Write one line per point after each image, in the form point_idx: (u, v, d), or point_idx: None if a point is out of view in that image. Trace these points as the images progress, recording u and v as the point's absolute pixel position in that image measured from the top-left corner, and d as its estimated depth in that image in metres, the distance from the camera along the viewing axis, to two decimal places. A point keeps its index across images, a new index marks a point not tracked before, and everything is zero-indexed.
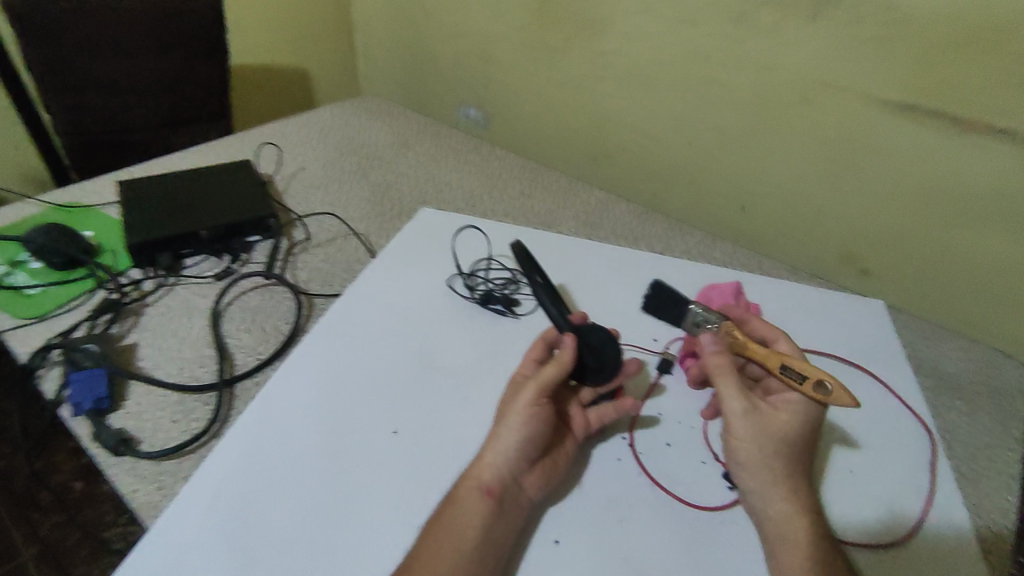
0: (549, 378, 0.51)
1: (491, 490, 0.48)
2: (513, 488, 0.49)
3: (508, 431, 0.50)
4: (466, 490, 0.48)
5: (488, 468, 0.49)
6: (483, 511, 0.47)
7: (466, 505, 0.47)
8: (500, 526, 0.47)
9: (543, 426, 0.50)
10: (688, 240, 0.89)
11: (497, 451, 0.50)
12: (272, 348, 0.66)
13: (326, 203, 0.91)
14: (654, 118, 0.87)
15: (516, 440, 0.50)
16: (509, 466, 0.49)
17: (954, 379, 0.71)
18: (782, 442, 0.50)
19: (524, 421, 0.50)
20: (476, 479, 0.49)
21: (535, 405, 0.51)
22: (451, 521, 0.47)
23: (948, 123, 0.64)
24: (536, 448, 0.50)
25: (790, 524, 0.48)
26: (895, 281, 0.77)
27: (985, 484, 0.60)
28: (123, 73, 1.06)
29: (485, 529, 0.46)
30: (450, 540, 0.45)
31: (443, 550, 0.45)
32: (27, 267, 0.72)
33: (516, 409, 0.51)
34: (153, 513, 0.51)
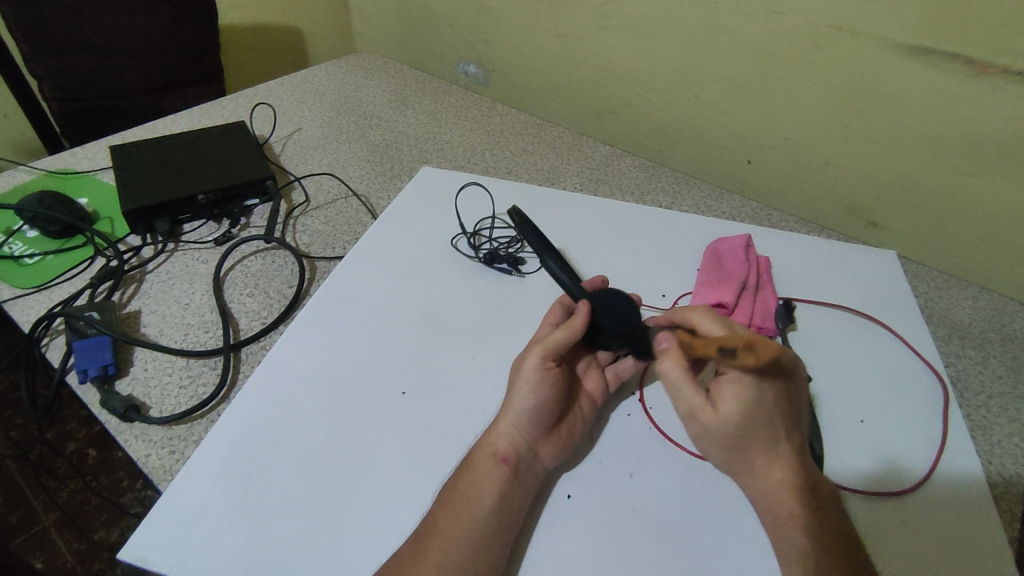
0: (557, 343, 0.51)
1: (507, 458, 0.48)
2: (529, 455, 0.49)
3: (518, 398, 0.50)
4: (481, 459, 0.48)
5: (502, 437, 0.49)
6: (500, 479, 0.47)
7: (482, 472, 0.47)
8: (517, 493, 0.47)
9: (552, 391, 0.50)
10: (695, 194, 0.88)
11: (511, 419, 0.49)
12: (276, 312, 0.65)
13: (324, 164, 0.89)
14: (659, 70, 0.84)
15: (528, 405, 0.49)
16: (523, 433, 0.49)
17: (965, 329, 0.70)
18: (732, 429, 0.46)
19: (534, 386, 0.50)
20: (491, 447, 0.49)
21: (543, 369, 0.50)
22: (468, 489, 0.46)
23: (962, 66, 0.62)
24: (549, 413, 0.50)
25: (781, 499, 0.45)
26: (907, 232, 0.76)
27: (997, 431, 0.59)
28: (108, 35, 1.02)
29: (502, 496, 0.46)
30: (466, 507, 0.45)
31: (454, 518, 0.45)
32: (24, 236, 0.71)
33: (524, 375, 0.50)
34: (165, 477, 0.51)
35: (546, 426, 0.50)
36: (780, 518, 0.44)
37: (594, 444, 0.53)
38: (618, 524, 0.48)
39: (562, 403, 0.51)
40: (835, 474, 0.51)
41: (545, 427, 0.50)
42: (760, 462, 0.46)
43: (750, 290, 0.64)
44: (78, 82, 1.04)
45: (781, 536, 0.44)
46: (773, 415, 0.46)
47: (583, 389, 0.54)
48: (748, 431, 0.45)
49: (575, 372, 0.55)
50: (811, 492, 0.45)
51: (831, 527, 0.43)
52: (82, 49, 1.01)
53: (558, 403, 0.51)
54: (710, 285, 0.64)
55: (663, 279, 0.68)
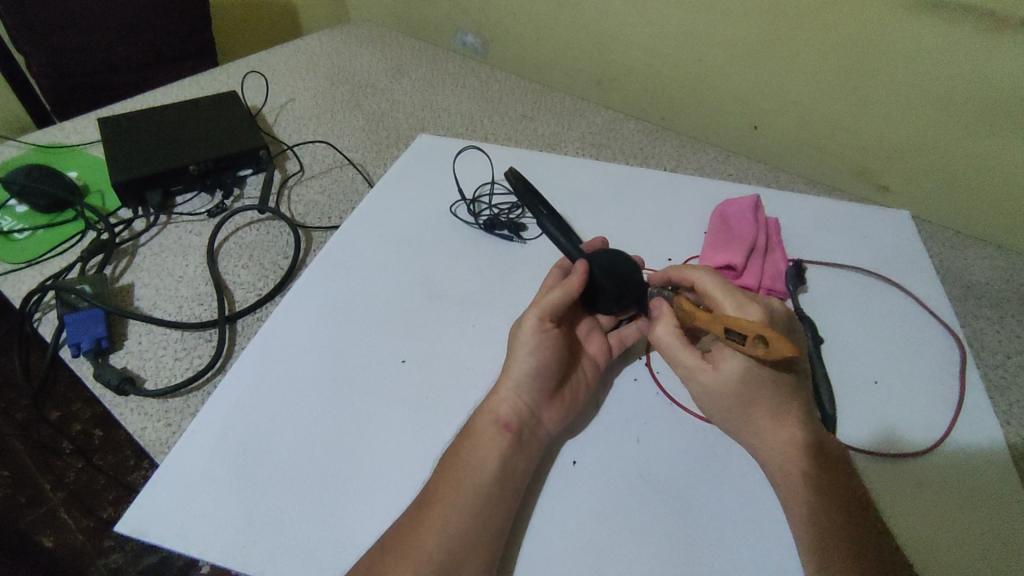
0: (554, 301, 0.50)
1: (509, 424, 0.46)
2: (531, 420, 0.48)
3: (518, 361, 0.49)
4: (482, 425, 0.47)
5: (504, 402, 0.48)
6: (502, 445, 0.45)
7: (484, 439, 0.46)
8: (520, 458, 0.46)
9: (553, 354, 0.49)
10: (701, 157, 0.86)
11: (511, 384, 0.48)
12: (272, 283, 0.64)
13: (319, 134, 0.87)
14: (661, 33, 0.81)
15: (527, 368, 0.48)
16: (524, 398, 0.48)
17: (981, 289, 0.68)
18: (732, 387, 0.46)
19: (534, 349, 0.49)
20: (492, 413, 0.47)
21: (542, 331, 0.49)
22: (469, 456, 0.45)
23: (979, 20, 0.59)
24: (550, 377, 0.49)
25: (790, 459, 0.44)
26: (920, 192, 0.74)
27: (1016, 391, 0.58)
28: (93, 8, 0.99)
29: (505, 463, 0.45)
30: (468, 473, 0.44)
31: (456, 483, 0.44)
32: (13, 211, 0.69)
33: (522, 338, 0.49)
34: (162, 449, 0.50)
35: (548, 391, 0.49)
36: (787, 478, 0.44)
37: (599, 409, 0.52)
38: (625, 489, 0.46)
39: (563, 367, 0.50)
40: (847, 436, 0.50)
41: (547, 392, 0.49)
42: (765, 421, 0.46)
43: (759, 252, 0.62)
44: (65, 57, 1.01)
45: (789, 497, 0.44)
46: (778, 373, 0.46)
47: (585, 352, 0.53)
48: (750, 391, 0.46)
49: (577, 336, 0.54)
50: (819, 453, 0.44)
51: (839, 489, 0.43)
52: (67, 23, 0.98)
53: (558, 366, 0.49)
54: (717, 248, 0.62)
55: (667, 243, 0.67)
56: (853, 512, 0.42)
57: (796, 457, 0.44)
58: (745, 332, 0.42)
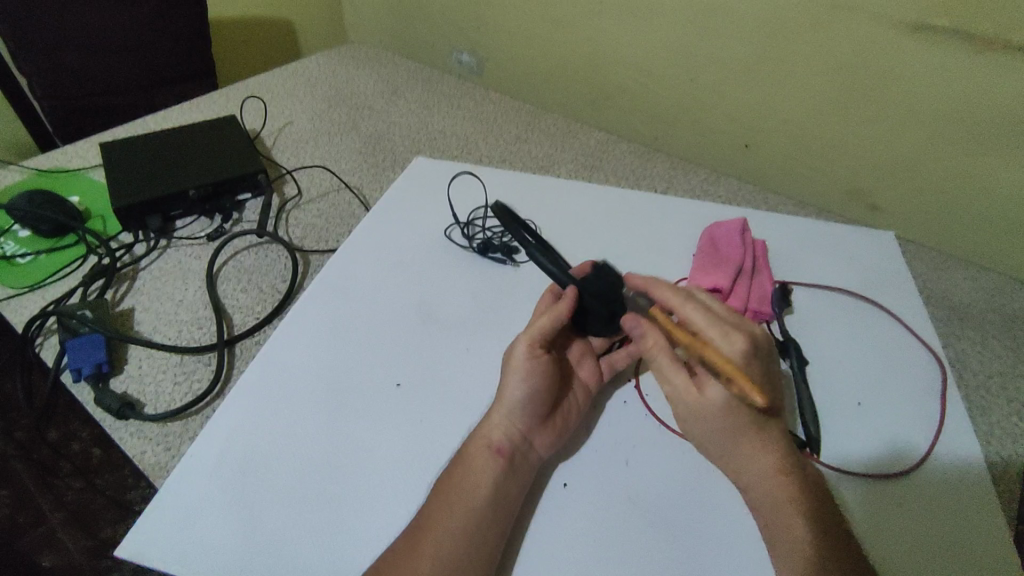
0: (545, 328, 0.52)
1: (501, 449, 0.48)
2: (523, 445, 0.49)
3: (509, 388, 0.50)
4: (475, 449, 0.48)
5: (496, 428, 0.49)
6: (495, 470, 0.47)
7: (477, 464, 0.47)
8: (512, 483, 0.47)
9: (544, 379, 0.50)
10: (691, 178, 0.87)
11: (502, 410, 0.50)
12: (271, 307, 0.65)
13: (317, 156, 0.88)
14: (654, 55, 0.83)
15: (519, 394, 0.50)
16: (516, 423, 0.49)
17: (964, 309, 0.70)
18: (719, 416, 0.47)
19: (525, 375, 0.50)
20: (485, 438, 0.49)
21: (533, 357, 0.51)
22: (462, 480, 0.46)
23: (963, 42, 0.61)
24: (541, 402, 0.50)
25: (774, 486, 0.45)
26: (904, 213, 0.75)
27: (997, 411, 0.59)
28: (97, 33, 1.01)
29: (497, 488, 0.46)
30: (461, 497, 0.45)
31: (449, 507, 0.45)
32: (15, 236, 0.71)
33: (514, 364, 0.51)
34: (161, 474, 0.51)
35: (540, 415, 0.50)
36: (772, 504, 0.45)
37: (590, 433, 0.53)
38: (614, 511, 0.47)
39: (554, 393, 0.51)
40: (831, 458, 0.51)
41: (539, 416, 0.50)
42: (750, 451, 0.46)
43: (745, 274, 0.63)
44: (68, 80, 1.03)
45: (776, 524, 0.44)
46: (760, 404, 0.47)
47: (577, 377, 0.54)
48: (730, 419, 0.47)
49: (569, 361, 0.55)
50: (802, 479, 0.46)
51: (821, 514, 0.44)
52: (71, 47, 1.00)
53: (550, 391, 0.51)
54: (705, 270, 0.64)
55: (658, 265, 0.68)
56: (837, 537, 0.43)
57: (781, 483, 0.45)
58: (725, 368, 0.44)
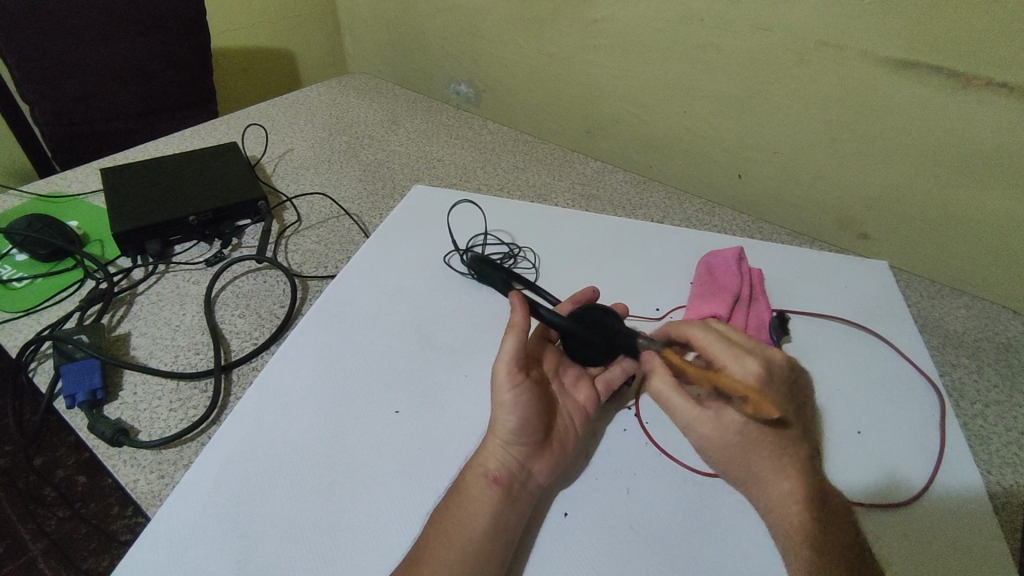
0: (514, 346, 0.52)
1: (497, 478, 0.47)
2: (521, 473, 0.48)
3: (500, 418, 0.50)
4: (472, 481, 0.47)
5: (492, 457, 0.49)
6: (491, 499, 0.46)
7: (473, 493, 0.46)
8: (510, 512, 0.46)
9: (532, 406, 0.50)
10: (687, 208, 0.89)
11: (497, 439, 0.50)
12: (268, 332, 0.65)
13: (317, 184, 0.89)
14: (648, 88, 0.85)
15: (510, 422, 0.49)
16: (512, 452, 0.49)
17: (958, 338, 0.70)
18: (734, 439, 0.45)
19: (511, 404, 0.50)
20: (482, 467, 0.48)
21: (514, 384, 0.50)
22: (459, 511, 0.46)
23: (947, 78, 0.62)
24: (535, 429, 0.49)
25: (788, 515, 0.43)
26: (898, 243, 0.76)
27: (996, 440, 0.59)
28: (100, 61, 1.03)
29: (496, 517, 0.45)
30: (458, 525, 0.45)
31: (445, 539, 0.44)
32: (13, 260, 0.71)
33: (498, 396, 0.50)
34: (154, 503, 0.50)
35: (536, 442, 0.49)
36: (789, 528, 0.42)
37: (589, 461, 0.52)
38: (615, 539, 0.47)
39: (545, 418, 0.51)
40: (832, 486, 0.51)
41: (536, 443, 0.49)
42: (766, 475, 0.44)
43: (743, 302, 0.64)
44: (70, 107, 1.04)
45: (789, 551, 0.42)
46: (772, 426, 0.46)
47: (573, 398, 0.55)
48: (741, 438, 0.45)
49: (565, 385, 0.55)
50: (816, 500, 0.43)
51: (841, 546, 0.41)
52: (74, 75, 1.02)
53: (543, 416, 0.51)
54: (702, 298, 0.64)
55: (655, 293, 0.68)
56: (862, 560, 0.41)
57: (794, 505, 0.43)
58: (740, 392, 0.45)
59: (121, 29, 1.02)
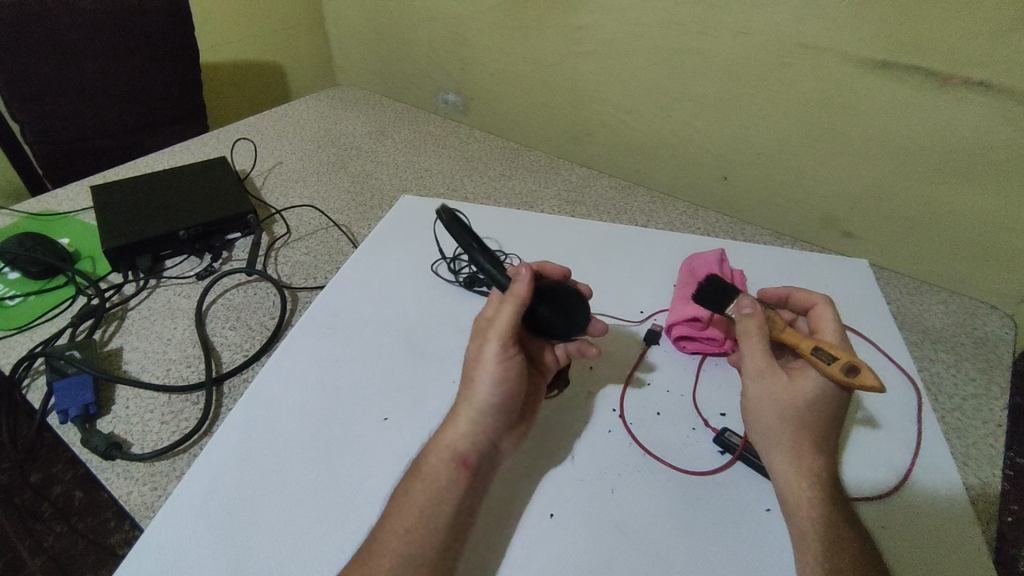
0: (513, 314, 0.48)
1: (467, 460, 0.47)
2: (488, 453, 0.49)
3: (478, 399, 0.48)
4: (440, 460, 0.47)
5: (462, 436, 0.48)
6: (461, 483, 0.46)
7: (443, 476, 0.46)
8: (474, 493, 0.47)
9: (511, 388, 0.49)
10: (672, 212, 0.90)
11: (469, 419, 0.48)
12: (258, 344, 0.66)
13: (306, 196, 0.90)
14: (633, 92, 0.87)
15: (486, 405, 0.48)
16: (483, 434, 0.48)
17: (937, 333, 0.71)
18: (801, 407, 0.51)
19: (493, 388, 0.48)
20: (451, 447, 0.47)
21: (500, 368, 0.48)
22: (426, 493, 0.46)
23: (924, 77, 0.64)
24: (507, 412, 0.49)
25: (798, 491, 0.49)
26: (879, 240, 0.78)
27: (972, 432, 0.60)
28: (90, 77, 1.04)
29: (463, 501, 0.46)
30: (421, 504, 0.45)
31: (409, 521, 0.44)
32: (5, 279, 0.71)
33: (480, 378, 0.48)
34: (146, 515, 0.50)
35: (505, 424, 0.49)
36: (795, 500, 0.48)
37: (575, 462, 0.53)
38: (601, 539, 0.48)
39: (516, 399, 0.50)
40: None
41: (503, 423, 0.49)
42: (798, 454, 0.50)
43: None
44: (60, 125, 1.05)
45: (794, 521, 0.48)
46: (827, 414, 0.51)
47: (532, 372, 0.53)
48: (793, 411, 0.51)
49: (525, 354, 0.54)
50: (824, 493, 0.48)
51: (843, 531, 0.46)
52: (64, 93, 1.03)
53: (519, 395, 0.50)
54: (685, 300, 0.64)
55: (639, 296, 0.70)
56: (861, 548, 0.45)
57: (805, 485, 0.49)
58: (839, 357, 0.48)
59: (110, 46, 1.03)
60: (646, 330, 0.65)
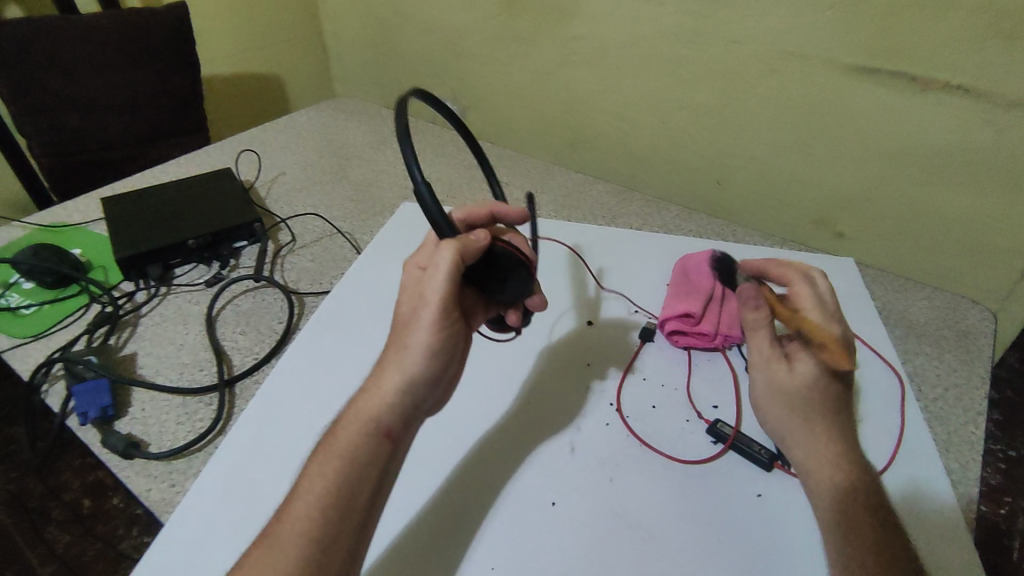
0: (451, 279, 0.46)
1: (389, 432, 0.45)
2: (410, 424, 0.47)
3: (407, 368, 0.46)
4: (360, 431, 0.45)
5: (386, 407, 0.45)
6: (382, 456, 0.45)
7: (363, 448, 0.44)
8: (391, 465, 0.45)
9: (441, 358, 0.47)
10: (665, 215, 0.93)
11: (394, 389, 0.46)
12: (268, 347, 0.68)
13: (310, 204, 0.93)
14: (627, 100, 0.90)
15: (414, 374, 0.46)
16: (407, 404, 0.46)
17: (921, 327, 0.74)
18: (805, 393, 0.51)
19: (422, 356, 0.46)
20: (374, 417, 0.45)
21: (434, 335, 0.47)
22: (344, 467, 0.43)
23: (906, 82, 0.67)
24: (434, 382, 0.47)
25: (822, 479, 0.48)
26: (866, 240, 0.81)
27: (954, 421, 0.63)
28: (96, 92, 1.06)
29: (378, 474, 0.44)
30: (333, 481, 0.43)
31: (319, 495, 0.42)
32: (20, 288, 0.74)
33: (414, 345, 0.47)
34: (167, 510, 0.53)
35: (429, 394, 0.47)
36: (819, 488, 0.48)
37: (575, 454, 0.56)
38: (601, 526, 0.50)
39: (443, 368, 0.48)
40: None
41: (429, 394, 0.47)
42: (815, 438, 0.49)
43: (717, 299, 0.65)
44: (66, 138, 1.08)
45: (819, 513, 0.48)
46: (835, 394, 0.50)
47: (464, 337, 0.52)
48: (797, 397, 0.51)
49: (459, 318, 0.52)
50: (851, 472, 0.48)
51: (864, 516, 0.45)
52: (70, 107, 1.05)
53: (445, 371, 0.48)
54: (677, 298, 0.67)
55: (635, 296, 0.72)
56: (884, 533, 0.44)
57: (827, 468, 0.48)
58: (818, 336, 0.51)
59: (116, 60, 1.06)
60: (641, 328, 0.68)
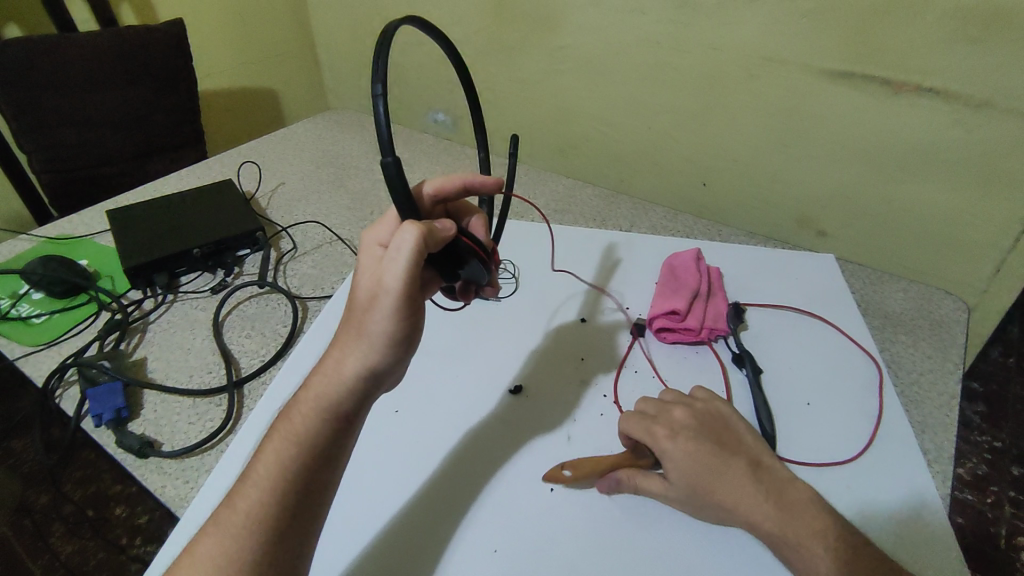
0: (412, 268, 0.44)
1: (343, 417, 0.45)
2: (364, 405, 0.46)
3: (368, 355, 0.44)
4: (315, 419, 0.44)
5: (343, 393, 0.44)
6: (334, 439, 0.45)
7: (318, 434, 0.44)
8: (345, 446, 0.46)
9: (401, 344, 0.46)
10: (653, 217, 0.96)
11: (350, 377, 0.45)
12: (273, 350, 0.70)
13: (309, 213, 0.95)
14: (614, 107, 0.93)
15: (372, 364, 0.45)
16: (363, 389, 0.45)
17: (898, 317, 0.78)
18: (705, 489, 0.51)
19: (382, 346, 0.45)
20: (331, 403, 0.44)
21: (395, 324, 0.44)
22: (298, 456, 0.44)
23: (880, 85, 0.71)
24: (392, 368, 0.46)
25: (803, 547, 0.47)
26: (846, 236, 0.84)
27: (930, 405, 0.66)
28: (96, 108, 1.09)
29: (331, 457, 0.45)
30: (284, 471, 0.43)
31: (269, 481, 0.43)
32: (29, 299, 0.76)
33: (373, 333, 0.44)
34: (181, 504, 0.55)
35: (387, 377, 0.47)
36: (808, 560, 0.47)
37: (571, 443, 0.58)
38: (597, 508, 0.53)
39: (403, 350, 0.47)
40: (785, 452, 0.58)
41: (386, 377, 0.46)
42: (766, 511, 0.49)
43: (701, 297, 0.71)
44: (67, 154, 1.10)
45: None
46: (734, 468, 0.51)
47: None
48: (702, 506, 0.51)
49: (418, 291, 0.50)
50: (787, 503, 0.49)
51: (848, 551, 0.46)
52: (70, 123, 1.08)
53: (405, 358, 0.47)
54: (665, 295, 0.70)
55: (626, 294, 0.75)
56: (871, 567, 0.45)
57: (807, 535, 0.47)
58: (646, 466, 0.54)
59: (115, 76, 1.08)
60: (632, 324, 0.71)
